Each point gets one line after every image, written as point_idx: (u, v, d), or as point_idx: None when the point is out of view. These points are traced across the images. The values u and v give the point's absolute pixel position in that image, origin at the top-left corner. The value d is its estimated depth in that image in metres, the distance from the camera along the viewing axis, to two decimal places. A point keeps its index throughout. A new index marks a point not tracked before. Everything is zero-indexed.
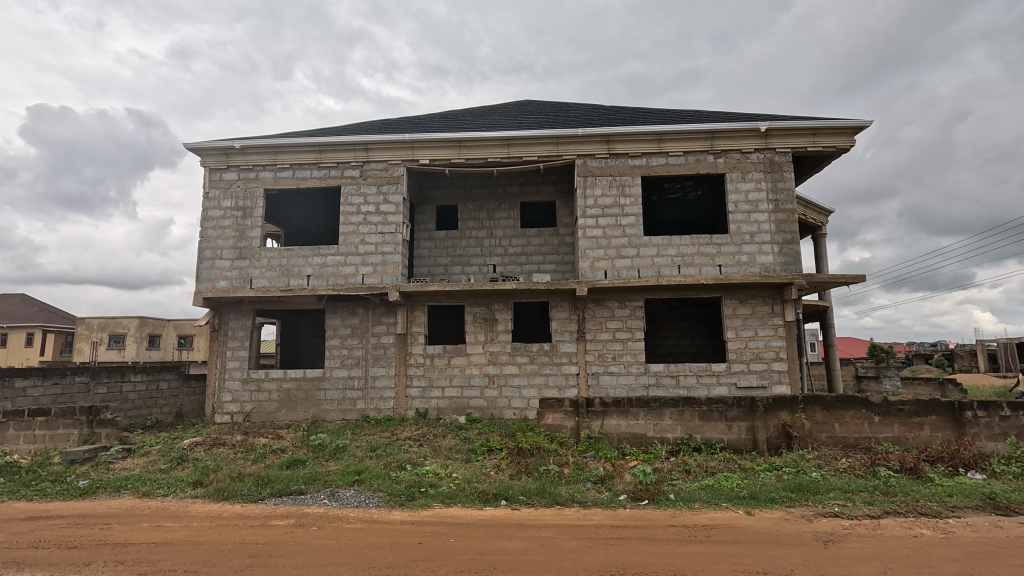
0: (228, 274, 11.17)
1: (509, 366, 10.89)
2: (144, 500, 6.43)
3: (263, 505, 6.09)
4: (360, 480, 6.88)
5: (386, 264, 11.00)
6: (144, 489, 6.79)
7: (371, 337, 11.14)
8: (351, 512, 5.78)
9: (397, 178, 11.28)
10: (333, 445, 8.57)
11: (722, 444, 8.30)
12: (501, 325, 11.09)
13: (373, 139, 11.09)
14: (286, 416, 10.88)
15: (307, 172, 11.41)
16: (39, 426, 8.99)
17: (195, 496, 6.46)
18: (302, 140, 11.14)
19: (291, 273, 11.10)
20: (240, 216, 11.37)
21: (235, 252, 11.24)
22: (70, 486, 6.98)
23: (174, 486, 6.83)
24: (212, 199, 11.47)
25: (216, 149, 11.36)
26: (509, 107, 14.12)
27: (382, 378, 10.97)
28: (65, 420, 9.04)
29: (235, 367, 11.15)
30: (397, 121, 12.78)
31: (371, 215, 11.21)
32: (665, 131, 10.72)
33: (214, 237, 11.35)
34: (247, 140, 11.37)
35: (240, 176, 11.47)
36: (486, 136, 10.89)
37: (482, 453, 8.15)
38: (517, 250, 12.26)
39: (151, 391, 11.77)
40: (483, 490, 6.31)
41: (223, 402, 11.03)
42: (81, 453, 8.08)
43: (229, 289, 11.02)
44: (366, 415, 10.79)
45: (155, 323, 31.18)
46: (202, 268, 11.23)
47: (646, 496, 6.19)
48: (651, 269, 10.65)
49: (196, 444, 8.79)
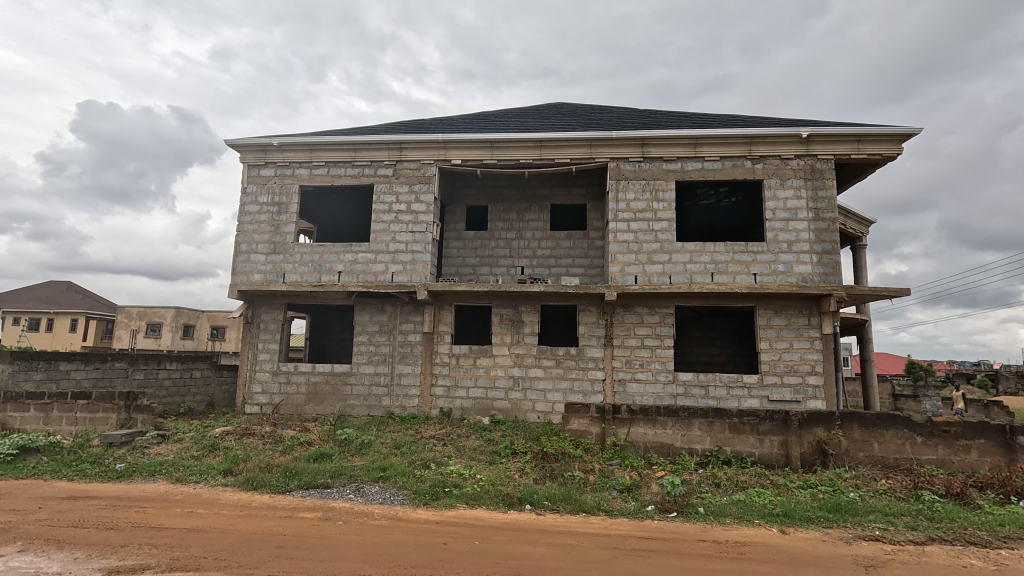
0: (262, 268, 11.41)
1: (534, 369, 10.81)
2: (178, 486, 6.60)
3: (290, 497, 6.16)
4: (385, 476, 6.90)
5: (415, 263, 11.06)
6: (178, 474, 6.97)
7: (398, 334, 11.21)
8: (377, 509, 5.80)
9: (429, 177, 11.33)
10: (359, 441, 8.64)
11: (755, 458, 8.04)
12: (528, 327, 11.02)
13: (407, 138, 11.19)
14: (313, 409, 11.04)
15: (341, 170, 11.57)
16: (80, 409, 9.36)
17: (226, 484, 6.59)
18: (337, 139, 11.32)
19: (323, 269, 11.27)
20: (275, 211, 11.60)
21: (270, 246, 11.48)
22: (107, 468, 7.20)
23: (205, 473, 6.99)
24: (250, 194, 11.75)
25: (255, 145, 11.64)
26: (542, 108, 14.08)
27: (407, 376, 11.03)
28: (105, 404, 9.37)
29: (266, 359, 11.37)
30: (430, 122, 12.88)
31: (402, 213, 11.30)
32: (701, 135, 10.48)
33: (250, 232, 11.60)
34: (285, 137, 11.60)
35: (276, 172, 11.72)
36: (519, 138, 10.87)
37: (506, 456, 8.08)
38: (546, 252, 12.20)
39: (185, 378, 12.11)
40: (508, 494, 6.25)
41: (254, 393, 11.26)
42: (119, 437, 8.35)
43: (263, 283, 11.25)
44: (391, 411, 10.86)
45: (189, 313, 32.13)
46: (238, 261, 11.50)
47: (674, 508, 6.03)
48: (683, 275, 10.43)
49: (227, 433, 8.98)
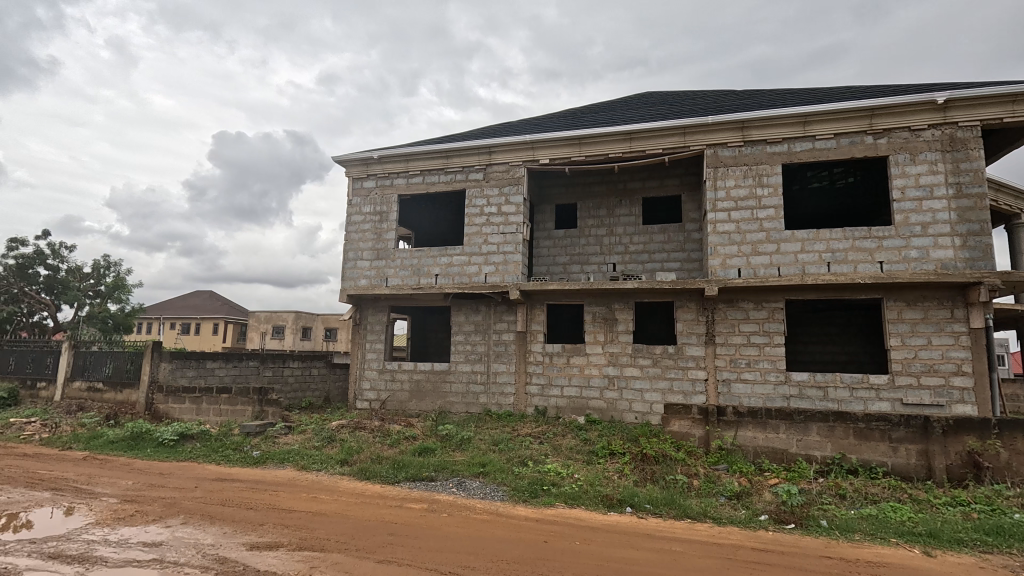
0: (368, 273, 12.26)
1: (630, 368, 10.52)
2: (304, 473, 7.31)
3: (399, 488, 6.56)
4: (485, 472, 7.10)
5: (507, 263, 11.26)
6: (303, 462, 7.71)
7: (492, 334, 11.49)
8: (478, 503, 5.99)
9: (518, 178, 11.48)
10: (459, 437, 8.98)
11: (878, 466, 7.21)
12: (622, 325, 10.75)
13: (496, 141, 11.42)
14: (416, 406, 11.66)
15: (435, 177, 12.10)
16: (223, 402, 10.69)
17: (343, 473, 7.18)
18: (431, 147, 11.85)
19: (421, 272, 11.86)
20: (378, 220, 12.42)
21: (374, 253, 12.31)
22: (246, 455, 8.16)
23: (325, 462, 7.66)
24: (355, 205, 12.69)
25: (358, 160, 12.55)
26: (630, 100, 13.68)
27: (503, 374, 11.25)
28: (242, 398, 10.62)
29: (373, 358, 12.21)
30: (517, 124, 13.05)
31: (493, 216, 11.56)
32: (811, 112, 9.55)
33: (356, 240, 12.52)
34: (385, 150, 12.38)
35: (377, 184, 12.55)
36: (608, 132, 10.65)
37: (603, 456, 7.94)
38: (639, 247, 11.82)
39: (306, 375, 13.37)
40: (608, 495, 6.14)
41: (364, 389, 12.13)
42: (254, 427, 9.43)
43: (369, 288, 12.09)
44: (488, 409, 11.16)
45: (307, 317, 35.48)
46: (346, 268, 12.46)
47: (792, 520, 5.55)
48: (794, 266, 9.58)
49: (342, 426, 9.77)
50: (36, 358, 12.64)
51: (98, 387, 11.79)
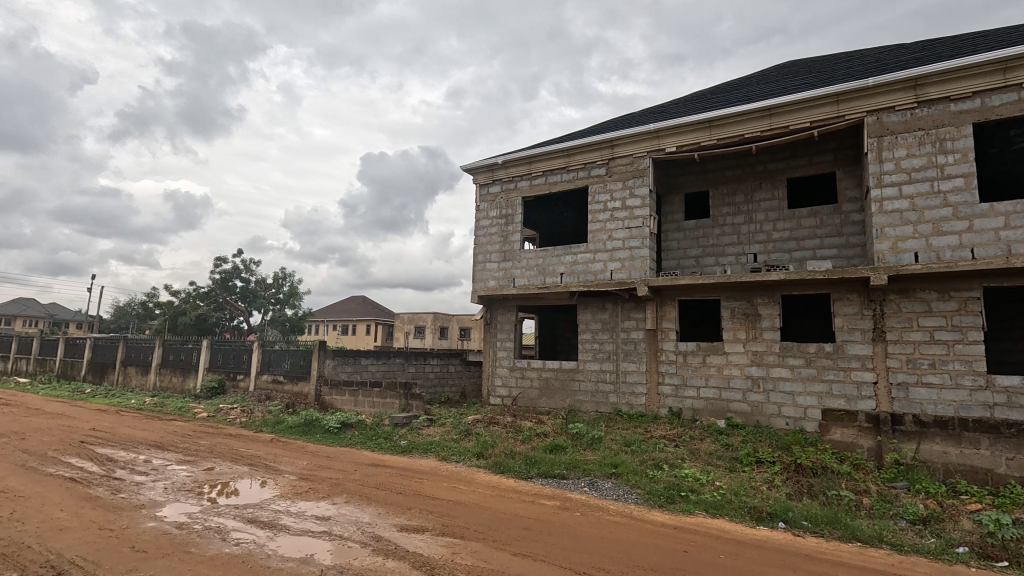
0: (496, 274, 12.75)
1: (777, 369, 9.51)
2: (445, 463, 7.83)
3: (531, 483, 6.71)
4: (617, 473, 6.93)
5: (634, 259, 10.90)
6: (443, 453, 8.27)
7: (621, 332, 11.20)
8: (611, 505, 5.86)
9: (643, 170, 11.05)
10: (589, 436, 8.90)
11: (834, 443, 7.45)
12: (766, 321, 9.76)
13: (618, 134, 11.13)
14: (546, 403, 11.82)
15: (558, 177, 12.17)
16: (376, 395, 11.92)
17: (479, 466, 7.54)
18: (552, 148, 11.95)
19: (547, 272, 12.01)
20: (504, 223, 12.86)
21: (501, 255, 12.76)
22: (395, 444, 8.99)
23: (463, 454, 8.13)
24: (482, 210, 13.28)
25: (484, 167, 13.11)
26: (767, 72, 12.38)
27: (633, 374, 10.91)
28: (391, 392, 11.74)
29: (504, 356, 12.65)
30: (640, 114, 12.58)
31: (618, 211, 11.27)
32: (1014, 55, 7.73)
33: (484, 244, 13.09)
34: (508, 155, 12.77)
35: (502, 188, 12.99)
36: (742, 111, 9.75)
37: (749, 464, 7.27)
38: (785, 234, 10.64)
39: (444, 371, 14.31)
40: (756, 507, 5.60)
41: (496, 386, 12.63)
42: (401, 418, 10.35)
43: (497, 289, 12.57)
44: (618, 409, 10.90)
45: (444, 317, 38.08)
46: (477, 270, 13.09)
47: (1004, 557, 4.53)
48: (996, 246, 7.83)
49: (477, 420, 10.27)
50: (236, 355, 15.32)
51: (280, 379, 13.90)
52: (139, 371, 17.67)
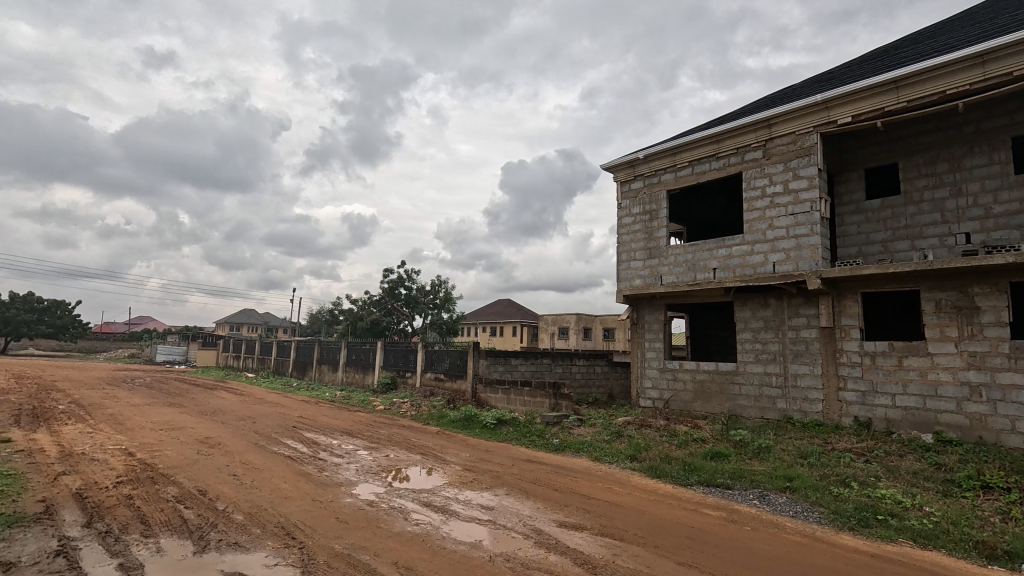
0: (642, 273, 12.36)
1: (1007, 374, 7.69)
2: (598, 464, 7.82)
3: (692, 491, 6.36)
4: (793, 488, 6.23)
5: (802, 248, 9.72)
6: (596, 454, 8.27)
7: (788, 331, 10.04)
8: (788, 522, 5.29)
9: (809, 148, 9.80)
10: (756, 444, 8.14)
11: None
12: (988, 315, 7.95)
13: (776, 112, 10.04)
14: (702, 407, 11.10)
15: (706, 166, 11.40)
16: (526, 394, 12.39)
17: (634, 469, 7.38)
18: (699, 135, 11.23)
19: (698, 267, 11.31)
20: (648, 219, 12.43)
21: (646, 252, 12.34)
22: (548, 442, 9.23)
23: (616, 456, 8.03)
24: (625, 208, 12.99)
25: (624, 163, 12.84)
26: (975, 11, 10.14)
27: (805, 377, 9.70)
28: (541, 391, 12.11)
29: (653, 357, 12.19)
30: (801, 85, 11.21)
31: (779, 196, 10.16)
32: None
33: (628, 242, 12.79)
34: (650, 148, 12.34)
35: (645, 183, 12.59)
36: (942, 63, 8.11)
37: (971, 490, 5.98)
38: (1011, 207, 8.57)
39: (590, 372, 14.24)
40: (986, 543, 4.58)
41: (646, 388, 12.21)
42: (552, 417, 10.58)
43: (644, 287, 12.18)
44: (788, 416, 9.79)
45: (587, 318, 38.07)
46: (621, 269, 12.84)
47: None
48: None
49: (628, 422, 10.04)
50: (403, 355, 17.14)
51: (441, 377, 15.18)
52: (330, 368, 20.76)
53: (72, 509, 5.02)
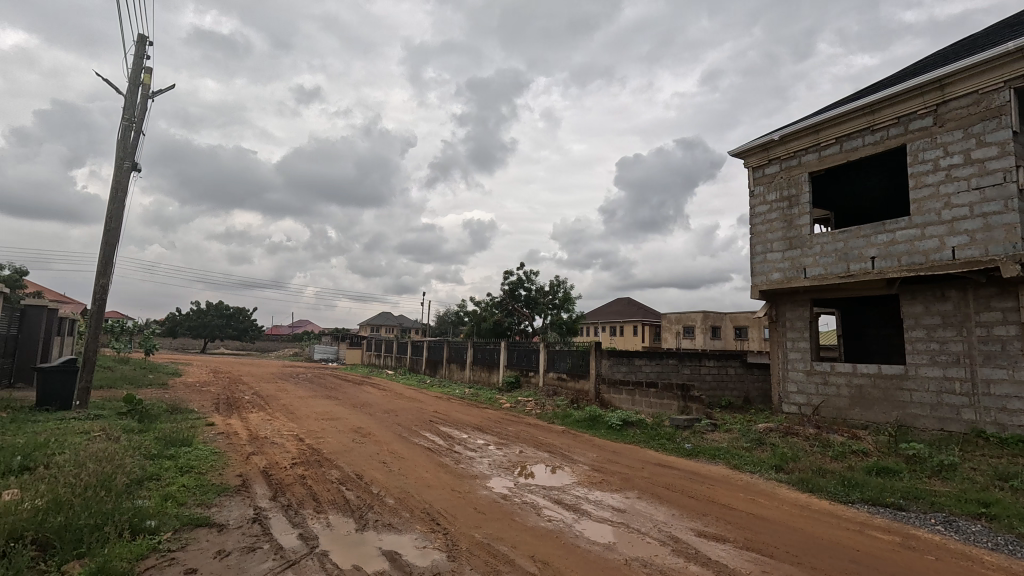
0: (781, 265, 11.25)
1: None
2: (737, 472, 7.30)
3: (854, 510, 5.64)
4: (990, 515, 5.23)
5: (992, 229, 8.11)
6: (734, 461, 7.74)
7: (976, 328, 8.44)
8: (986, 555, 4.44)
9: (998, 108, 8.14)
10: (935, 461, 6.97)
11: None
12: None
13: (950, 69, 8.51)
14: (861, 415, 9.76)
15: (858, 141, 10.03)
16: (653, 395, 12.07)
17: (780, 480, 6.76)
18: (847, 108, 9.94)
19: (851, 257, 10.00)
20: (786, 206, 11.29)
21: (786, 243, 11.21)
22: (679, 446, 8.84)
23: (759, 465, 7.44)
24: (758, 195, 11.94)
25: (757, 147, 11.82)
26: None
27: (1002, 384, 8.07)
28: (668, 393, 11.74)
29: (797, 358, 11.01)
30: (984, 34, 9.36)
31: (958, 168, 8.60)
32: None
33: (763, 232, 11.74)
34: (786, 128, 11.21)
35: (782, 167, 11.46)
36: None
37: None
38: None
39: (722, 374, 13.05)
40: None
41: (790, 392, 11.08)
42: (683, 420, 10.10)
43: (784, 282, 11.08)
44: (979, 429, 8.22)
45: (715, 316, 35.62)
46: (756, 263, 11.82)
47: None
48: None
49: (771, 429, 9.19)
50: (526, 354, 17.56)
51: (564, 377, 15.28)
52: (459, 367, 22.02)
53: (262, 484, 5.97)
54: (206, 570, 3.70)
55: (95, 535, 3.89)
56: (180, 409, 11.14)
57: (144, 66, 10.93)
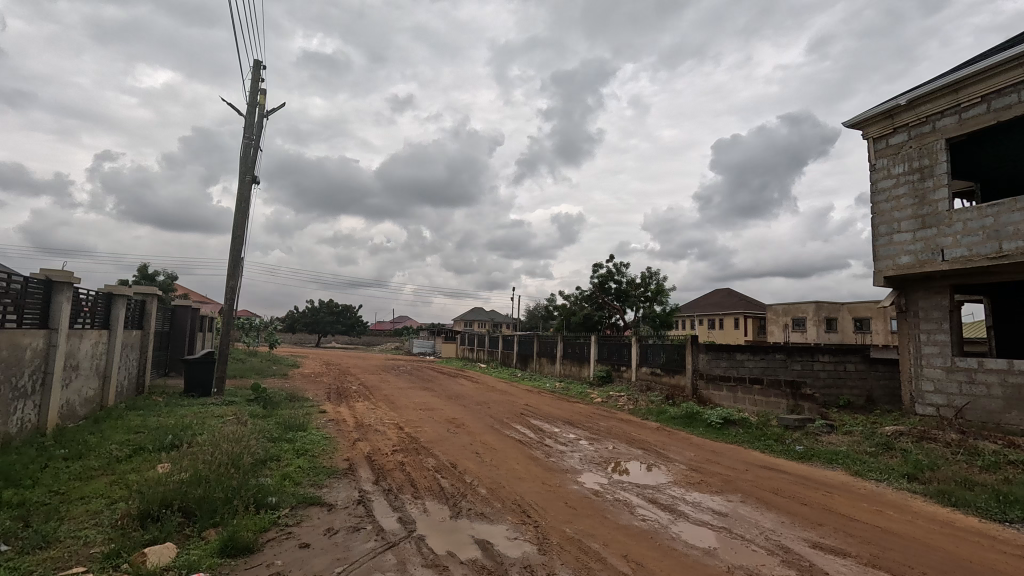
0: (911, 247, 9.87)
1: None
2: (859, 479, 6.55)
3: (1010, 530, 4.81)
4: None
5: None
6: (856, 467, 6.96)
7: None
8: None
9: None
10: None
11: None
12: None
13: None
14: (1020, 420, 8.28)
15: (1010, 97, 8.50)
16: (757, 392, 11.24)
17: (914, 491, 5.95)
18: (996, 59, 8.45)
19: (1003, 234, 8.52)
20: (917, 179, 9.88)
21: (917, 221, 9.82)
22: (790, 448, 8.12)
23: (886, 473, 6.62)
24: (881, 169, 10.58)
25: (878, 114, 10.46)
26: None
27: None
28: (775, 390, 10.89)
29: (934, 353, 9.62)
30: None
31: None
32: None
33: (888, 210, 10.38)
34: (916, 90, 9.81)
35: (911, 134, 10.04)
36: None
37: None
38: None
39: (839, 371, 11.63)
40: None
41: (925, 392, 9.70)
42: (792, 421, 9.27)
43: (916, 266, 9.71)
44: None
45: (830, 307, 32.24)
46: (879, 245, 10.49)
47: None
48: None
49: (901, 433, 8.12)
50: (617, 349, 17.15)
51: (658, 372, 14.69)
52: (549, 361, 22.08)
53: (366, 468, 6.39)
54: (317, 546, 4.02)
55: (226, 507, 4.40)
56: (298, 397, 12.30)
57: (260, 88, 12.13)
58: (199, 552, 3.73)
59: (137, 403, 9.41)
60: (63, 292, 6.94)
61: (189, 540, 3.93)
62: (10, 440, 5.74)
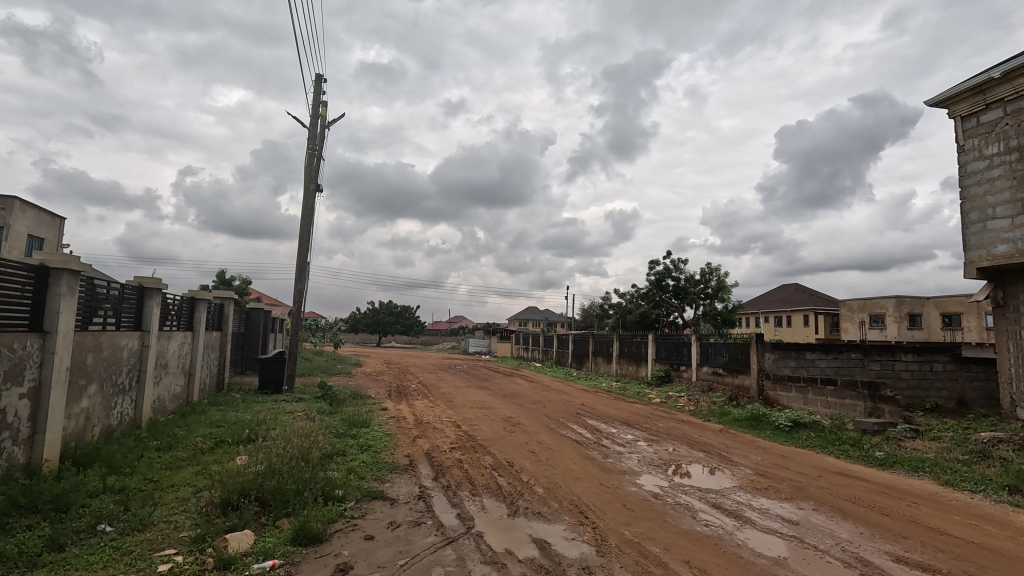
0: (1008, 235, 8.93)
1: None
2: (949, 490, 6.00)
3: None
4: None
5: None
6: (946, 477, 6.38)
7: None
8: None
9: None
10: None
11: None
12: None
13: None
14: None
15: None
16: (830, 394, 10.55)
17: (1015, 505, 5.39)
18: None
19: None
20: (1015, 159, 8.92)
21: (1015, 206, 8.87)
22: (868, 454, 7.56)
23: (982, 483, 6.04)
24: (971, 150, 9.64)
25: (966, 90, 9.55)
26: None
27: None
28: (850, 392, 10.21)
29: None
30: None
31: None
32: None
33: (980, 195, 9.45)
34: (1012, 61, 8.86)
35: (1007, 111, 9.07)
36: None
37: None
38: None
39: (924, 371, 10.54)
40: None
41: None
42: (871, 425, 8.62)
43: (1014, 256, 8.78)
44: None
45: (913, 301, 29.85)
46: (970, 234, 9.56)
47: None
48: None
49: (1000, 440, 7.36)
50: (676, 348, 16.68)
51: (720, 372, 14.14)
52: (605, 360, 21.79)
53: (426, 465, 6.58)
54: (381, 538, 4.18)
55: (298, 498, 4.67)
56: (361, 395, 12.83)
57: (321, 101, 12.75)
58: (273, 540, 3.98)
59: (218, 399, 10.17)
60: (153, 297, 7.60)
61: (265, 527, 4.20)
62: (111, 431, 6.37)
